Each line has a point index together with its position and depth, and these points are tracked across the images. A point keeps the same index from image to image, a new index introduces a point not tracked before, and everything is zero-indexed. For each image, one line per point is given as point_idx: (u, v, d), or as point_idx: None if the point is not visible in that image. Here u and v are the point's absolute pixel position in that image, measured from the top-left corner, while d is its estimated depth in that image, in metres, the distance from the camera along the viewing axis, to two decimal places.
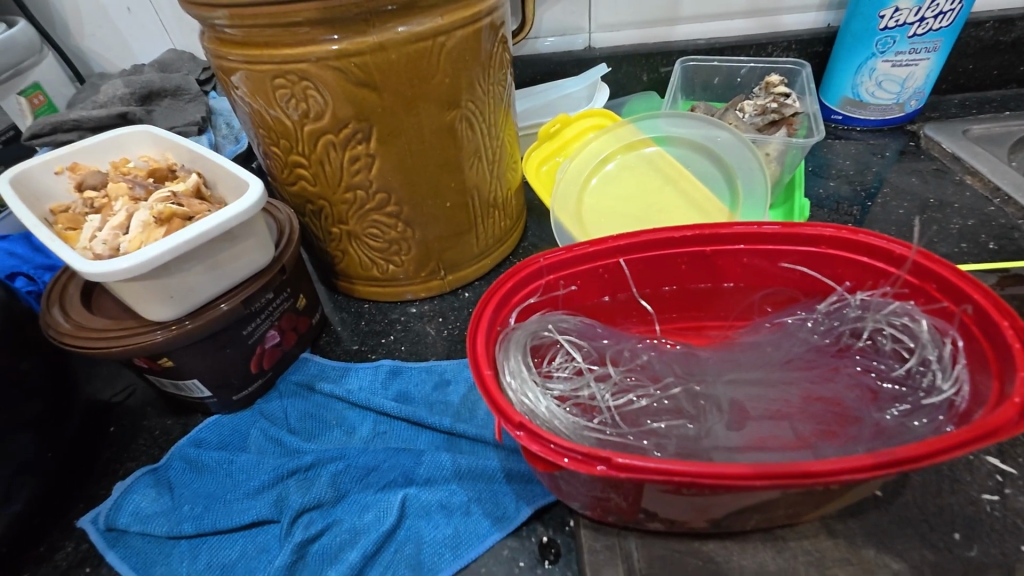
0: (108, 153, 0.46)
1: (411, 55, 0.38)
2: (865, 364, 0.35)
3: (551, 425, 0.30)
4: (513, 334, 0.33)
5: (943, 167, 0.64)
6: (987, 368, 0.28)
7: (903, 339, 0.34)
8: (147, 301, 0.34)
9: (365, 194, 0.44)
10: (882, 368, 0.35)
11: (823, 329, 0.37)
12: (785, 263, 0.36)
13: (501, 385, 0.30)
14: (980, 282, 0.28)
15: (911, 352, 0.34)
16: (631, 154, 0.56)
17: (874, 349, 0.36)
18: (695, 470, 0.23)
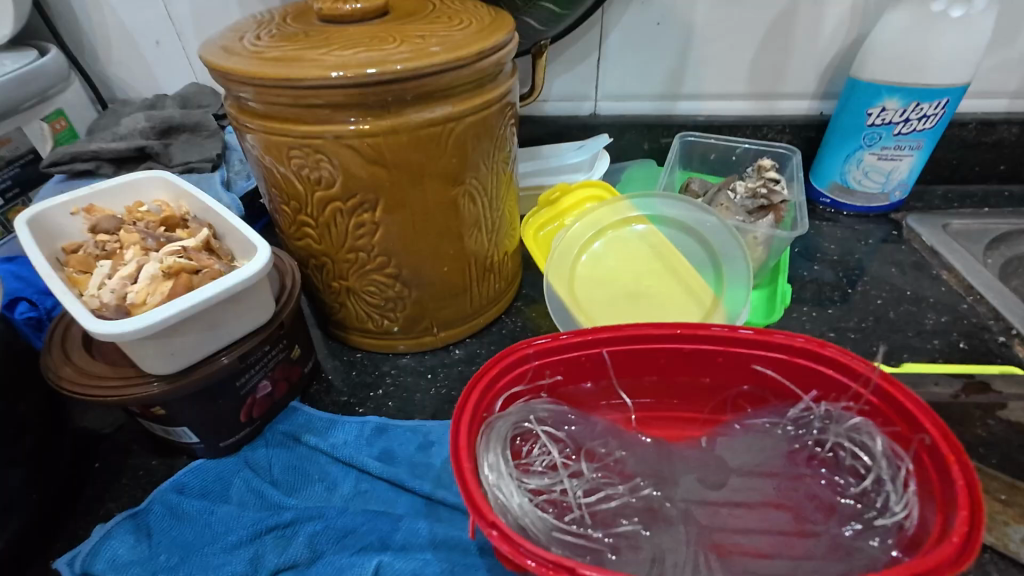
0: (124, 196, 0.48)
1: (422, 137, 0.41)
2: (828, 478, 0.37)
3: (522, 523, 0.32)
4: (495, 424, 0.35)
5: (923, 260, 0.66)
6: (934, 498, 0.30)
7: (861, 456, 0.36)
8: (146, 357, 0.36)
9: (367, 256, 0.46)
10: (840, 483, 0.36)
11: (791, 434, 0.39)
12: (757, 366, 0.38)
13: (479, 476, 0.32)
14: (934, 415, 0.31)
15: (868, 470, 0.35)
16: (625, 228, 0.59)
17: (835, 462, 0.37)
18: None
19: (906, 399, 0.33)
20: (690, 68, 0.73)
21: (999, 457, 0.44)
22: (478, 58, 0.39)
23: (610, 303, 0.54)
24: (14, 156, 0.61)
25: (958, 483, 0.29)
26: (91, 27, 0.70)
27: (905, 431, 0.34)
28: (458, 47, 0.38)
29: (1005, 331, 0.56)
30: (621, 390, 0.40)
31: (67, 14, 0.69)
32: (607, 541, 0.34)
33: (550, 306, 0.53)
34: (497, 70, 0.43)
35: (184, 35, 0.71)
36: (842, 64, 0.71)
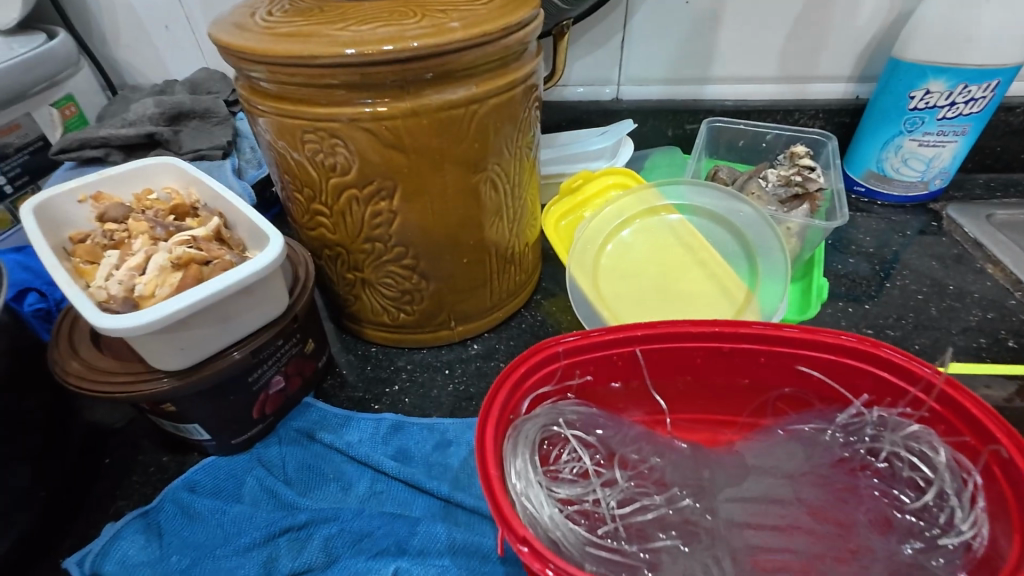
0: (133, 183, 0.46)
1: (443, 120, 0.38)
2: (883, 489, 0.35)
3: (552, 537, 0.30)
4: (524, 427, 0.33)
5: (965, 252, 0.63)
6: (1008, 517, 0.28)
7: (920, 467, 0.34)
8: (155, 353, 0.34)
9: (383, 247, 0.44)
10: (898, 497, 0.34)
11: (839, 441, 0.37)
12: (802, 367, 0.36)
13: (508, 486, 0.30)
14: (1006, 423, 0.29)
15: (928, 483, 0.33)
16: (652, 218, 0.56)
17: (891, 474, 0.35)
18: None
19: (969, 402, 0.31)
20: (719, 49, 0.69)
21: None
22: (504, 35, 0.37)
23: (636, 300, 0.51)
24: (23, 142, 0.60)
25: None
26: (99, 9, 0.68)
27: (973, 442, 0.31)
28: (484, 22, 0.36)
29: None
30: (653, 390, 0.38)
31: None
32: (644, 556, 0.32)
33: (572, 300, 0.51)
34: (522, 49, 0.41)
35: (193, 16, 0.68)
36: (883, 44, 0.67)
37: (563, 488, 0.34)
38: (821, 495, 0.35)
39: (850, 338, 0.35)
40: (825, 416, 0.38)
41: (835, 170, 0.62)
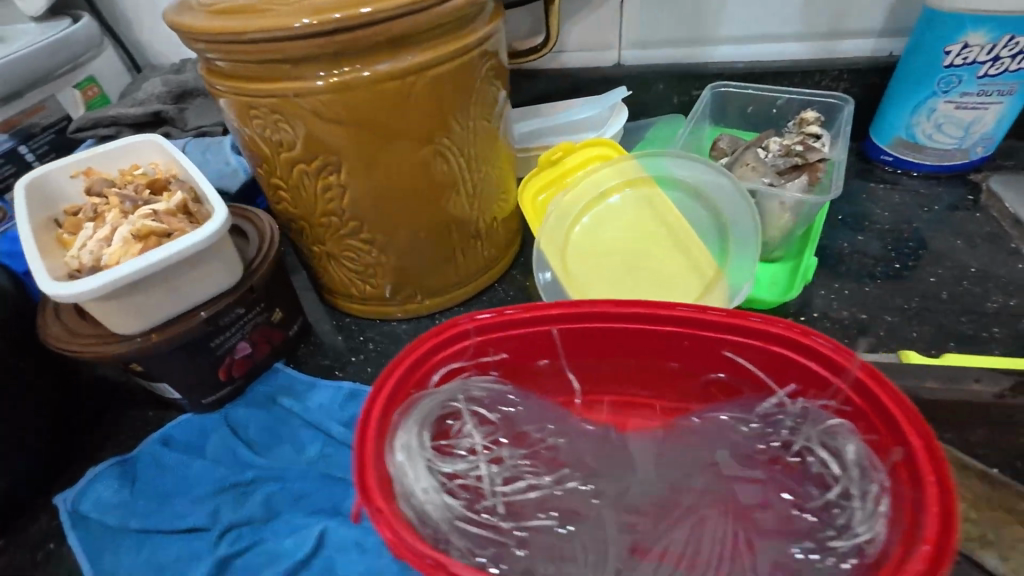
0: (121, 159, 0.49)
1: (380, 94, 0.38)
2: (789, 488, 0.35)
3: (424, 509, 0.31)
4: (420, 401, 0.35)
5: (1000, 230, 0.55)
6: (902, 523, 0.29)
7: (830, 464, 0.34)
8: (111, 316, 0.37)
9: (339, 222, 0.45)
10: (802, 495, 0.35)
11: (758, 431, 0.37)
12: (727, 353, 0.36)
13: (391, 454, 0.32)
14: (927, 429, 0.29)
15: (835, 482, 0.34)
16: (631, 192, 0.53)
17: (801, 470, 0.35)
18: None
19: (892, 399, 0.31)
20: (728, 6, 0.64)
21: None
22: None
23: (605, 279, 0.49)
24: (49, 122, 0.65)
25: (937, 504, 0.27)
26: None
27: (884, 441, 0.32)
28: None
29: None
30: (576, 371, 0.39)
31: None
32: (517, 534, 0.33)
33: (539, 277, 0.49)
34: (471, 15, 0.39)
35: None
36: None
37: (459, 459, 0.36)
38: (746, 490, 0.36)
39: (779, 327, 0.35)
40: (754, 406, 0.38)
41: (845, 140, 0.56)
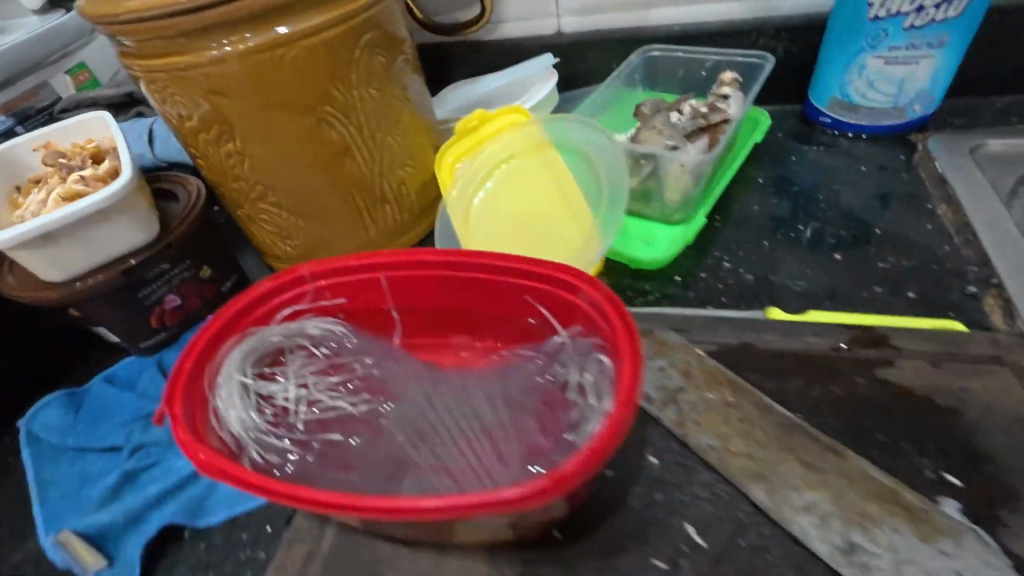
0: (77, 135, 0.55)
1: (255, 65, 0.42)
2: (546, 413, 0.33)
3: (237, 430, 0.31)
4: (260, 334, 0.35)
5: (921, 191, 0.53)
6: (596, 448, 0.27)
7: (585, 395, 0.32)
8: (38, 265, 0.44)
9: (246, 186, 0.50)
10: (552, 420, 0.33)
11: (544, 370, 0.35)
12: (528, 298, 0.35)
13: (213, 385, 0.32)
14: (635, 360, 0.28)
15: (577, 405, 0.32)
16: (534, 156, 0.55)
17: (561, 403, 0.33)
18: (343, 502, 0.26)
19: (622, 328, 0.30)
20: None
21: (872, 417, 0.34)
22: None
23: (504, 240, 0.51)
24: (43, 107, 0.72)
25: (611, 424, 0.27)
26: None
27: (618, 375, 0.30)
28: None
29: (981, 281, 0.44)
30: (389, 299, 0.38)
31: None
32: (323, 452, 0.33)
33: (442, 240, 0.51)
34: None
35: None
36: None
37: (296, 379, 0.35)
38: (501, 414, 0.34)
39: (569, 272, 0.33)
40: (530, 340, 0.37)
41: (749, 97, 0.55)
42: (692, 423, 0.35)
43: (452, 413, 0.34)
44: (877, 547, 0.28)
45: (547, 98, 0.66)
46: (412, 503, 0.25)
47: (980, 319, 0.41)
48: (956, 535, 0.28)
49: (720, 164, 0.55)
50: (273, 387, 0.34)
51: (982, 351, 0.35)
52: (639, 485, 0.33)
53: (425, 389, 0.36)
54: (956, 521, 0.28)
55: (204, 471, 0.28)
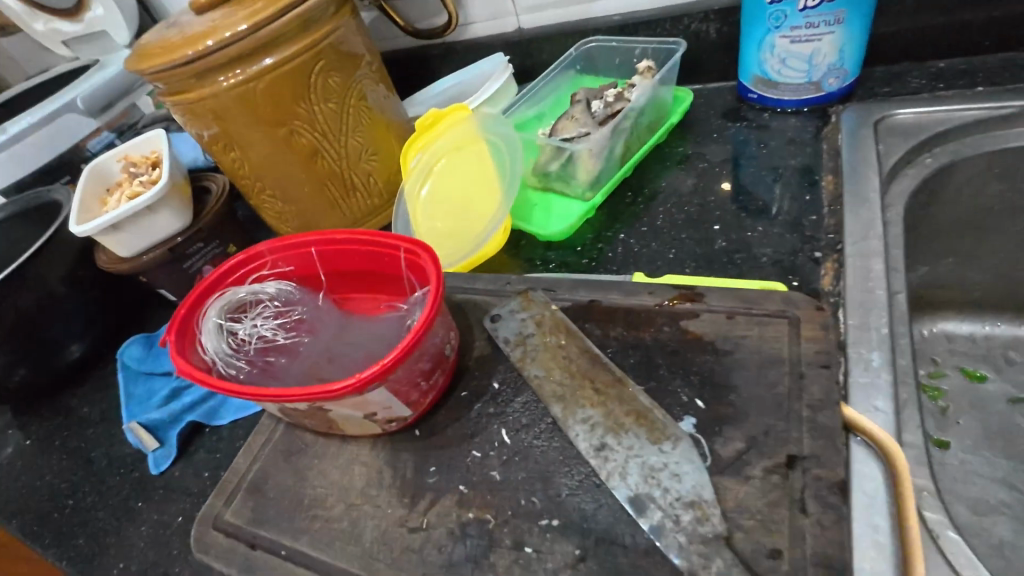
0: (145, 147, 0.74)
1: (239, 94, 0.58)
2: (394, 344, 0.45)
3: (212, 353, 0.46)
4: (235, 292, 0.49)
5: (816, 163, 0.57)
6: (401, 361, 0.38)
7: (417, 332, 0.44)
8: (116, 245, 0.64)
9: (249, 183, 0.66)
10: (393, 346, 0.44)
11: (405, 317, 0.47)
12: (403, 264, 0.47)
13: (199, 325, 0.47)
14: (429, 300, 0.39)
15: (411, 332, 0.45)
16: (470, 148, 0.66)
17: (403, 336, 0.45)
18: (251, 392, 0.40)
19: (434, 276, 0.41)
20: None
21: (662, 358, 0.42)
22: (255, 28, 0.54)
23: (447, 220, 0.62)
24: (134, 121, 0.89)
25: (409, 343, 0.38)
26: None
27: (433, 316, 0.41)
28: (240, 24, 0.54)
29: (828, 247, 0.49)
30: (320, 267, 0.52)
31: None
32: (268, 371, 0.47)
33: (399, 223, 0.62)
34: (292, 31, 0.57)
35: None
36: None
37: (254, 320, 0.49)
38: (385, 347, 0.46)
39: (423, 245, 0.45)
40: (409, 294, 0.49)
41: (653, 82, 0.62)
42: (530, 358, 0.46)
43: (348, 342, 0.46)
44: (619, 446, 0.37)
45: (507, 83, 0.74)
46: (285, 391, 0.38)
47: (813, 280, 0.47)
48: (676, 440, 0.36)
49: (631, 146, 0.63)
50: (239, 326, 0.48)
51: (770, 306, 0.42)
52: (482, 401, 0.45)
53: (334, 328, 0.48)
54: (684, 432, 0.37)
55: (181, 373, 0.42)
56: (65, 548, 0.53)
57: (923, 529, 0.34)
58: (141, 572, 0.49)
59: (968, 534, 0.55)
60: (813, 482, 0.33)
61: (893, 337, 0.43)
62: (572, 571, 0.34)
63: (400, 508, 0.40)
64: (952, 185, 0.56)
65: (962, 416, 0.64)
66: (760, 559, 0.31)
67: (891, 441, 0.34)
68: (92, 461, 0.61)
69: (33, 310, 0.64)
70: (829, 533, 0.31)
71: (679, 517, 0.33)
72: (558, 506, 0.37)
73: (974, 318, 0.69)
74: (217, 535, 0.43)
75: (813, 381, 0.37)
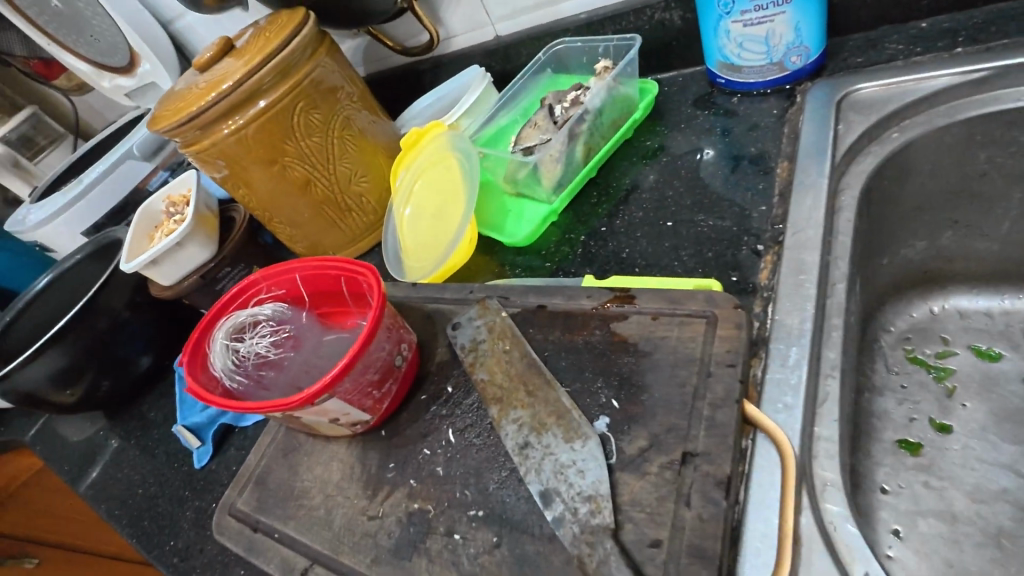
0: (181, 187, 0.85)
1: (236, 141, 0.65)
2: None
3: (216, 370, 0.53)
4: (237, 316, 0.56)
5: (774, 149, 0.57)
6: (349, 370, 0.44)
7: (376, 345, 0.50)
8: (160, 275, 0.75)
9: (260, 215, 0.74)
10: None
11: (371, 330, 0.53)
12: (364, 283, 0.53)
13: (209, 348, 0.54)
14: (371, 316, 0.45)
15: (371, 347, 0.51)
16: (443, 163, 0.70)
17: None
18: (234, 405, 0.46)
19: (378, 293, 0.47)
20: None
21: (590, 362, 0.45)
22: (234, 87, 0.61)
23: (423, 232, 0.67)
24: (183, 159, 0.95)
25: (352, 355, 0.44)
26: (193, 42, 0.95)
27: (382, 329, 0.47)
28: (225, 83, 0.62)
29: (770, 240, 0.49)
30: (305, 288, 0.59)
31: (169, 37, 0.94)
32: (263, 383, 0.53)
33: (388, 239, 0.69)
34: (273, 80, 0.64)
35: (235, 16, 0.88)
36: None
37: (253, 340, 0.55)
38: None
39: (376, 268, 0.52)
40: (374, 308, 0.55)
41: (606, 82, 0.63)
42: (480, 363, 0.49)
43: (325, 355, 0.54)
44: (539, 445, 0.41)
45: (486, 91, 0.76)
46: (254, 405, 0.45)
47: (752, 275, 0.47)
48: (586, 439, 0.39)
49: (592, 146, 0.64)
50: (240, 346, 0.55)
51: (693, 306, 0.43)
52: (437, 403, 0.50)
53: (316, 343, 0.55)
54: (596, 431, 0.40)
55: (190, 390, 0.50)
56: (136, 528, 0.65)
57: (818, 520, 0.34)
58: (186, 548, 0.59)
59: (960, 522, 0.51)
60: (700, 478, 0.35)
61: (823, 329, 0.42)
62: (489, 555, 0.39)
63: (363, 499, 0.47)
64: (920, 159, 0.54)
65: (970, 398, 0.58)
66: (641, 548, 0.34)
67: (785, 441, 0.36)
68: (156, 456, 0.73)
69: (106, 335, 0.77)
70: (706, 525, 0.33)
71: (577, 509, 0.37)
72: (486, 498, 0.42)
73: (990, 292, 0.61)
74: (230, 520, 0.52)
75: (718, 380, 0.39)
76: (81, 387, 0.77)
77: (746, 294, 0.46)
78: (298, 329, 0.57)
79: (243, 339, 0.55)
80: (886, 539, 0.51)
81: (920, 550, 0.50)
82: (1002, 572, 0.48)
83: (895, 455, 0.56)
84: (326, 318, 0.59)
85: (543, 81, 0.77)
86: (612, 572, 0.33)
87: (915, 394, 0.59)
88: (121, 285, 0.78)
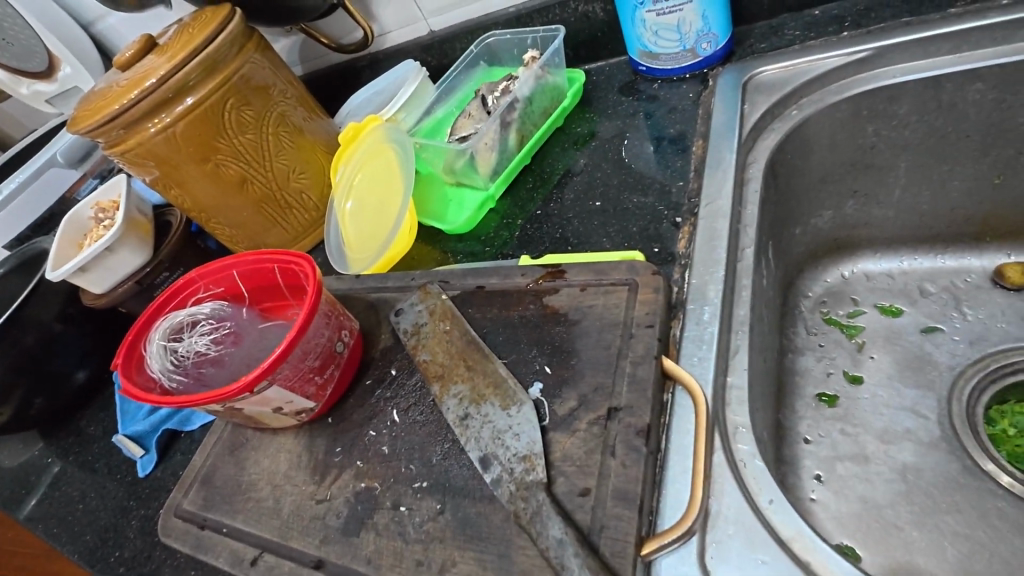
0: (110, 193, 0.81)
1: (163, 141, 0.64)
2: None
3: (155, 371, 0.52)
4: (172, 316, 0.55)
5: (691, 129, 0.61)
6: (289, 356, 0.45)
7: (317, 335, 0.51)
8: (90, 283, 0.72)
9: (197, 216, 0.72)
10: None
11: None
12: (302, 274, 0.54)
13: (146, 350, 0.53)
14: (307, 300, 0.46)
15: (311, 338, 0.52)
16: (380, 158, 0.70)
17: None
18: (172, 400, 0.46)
19: (315, 281, 0.48)
20: None
21: (525, 335, 0.47)
22: (157, 85, 0.60)
23: (363, 226, 0.67)
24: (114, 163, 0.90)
25: (290, 343, 0.44)
26: (117, 45, 0.91)
27: (322, 315, 0.48)
28: (147, 81, 0.60)
29: (687, 212, 0.52)
30: (244, 284, 0.58)
31: (90, 38, 0.89)
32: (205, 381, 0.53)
33: (329, 235, 0.68)
34: (199, 77, 0.63)
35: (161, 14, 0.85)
36: None
37: (192, 338, 0.54)
38: None
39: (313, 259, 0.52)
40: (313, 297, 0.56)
41: (534, 72, 0.66)
42: (422, 344, 0.50)
43: (266, 349, 0.53)
44: (478, 414, 0.43)
45: (422, 85, 0.77)
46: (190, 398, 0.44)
47: (671, 245, 0.51)
48: (521, 404, 0.42)
49: (525, 133, 0.67)
50: (177, 345, 0.53)
51: (616, 276, 0.47)
52: (382, 386, 0.51)
53: (257, 337, 0.55)
54: (530, 397, 0.43)
55: (127, 392, 0.49)
56: (77, 544, 0.63)
57: (729, 458, 0.38)
58: (132, 557, 0.58)
59: (872, 462, 0.56)
60: (623, 429, 0.39)
61: (735, 289, 0.46)
62: (433, 522, 0.41)
63: (311, 484, 0.47)
64: (817, 134, 0.59)
65: (876, 351, 0.63)
66: (572, 497, 0.37)
67: (698, 390, 0.39)
68: (97, 470, 0.71)
69: (36, 348, 0.74)
70: (629, 470, 0.37)
71: (514, 469, 0.39)
72: (430, 470, 0.44)
73: (891, 255, 0.67)
74: (176, 521, 0.51)
75: (639, 340, 0.42)
76: (12, 404, 0.73)
77: (666, 263, 0.50)
78: (239, 325, 0.56)
79: (181, 339, 0.54)
80: (809, 484, 0.56)
81: (838, 491, 0.55)
82: (908, 503, 0.53)
83: (816, 408, 0.60)
84: (268, 313, 0.59)
85: (477, 74, 0.79)
86: (545, 520, 0.36)
87: (831, 351, 0.64)
88: (52, 295, 0.74)
